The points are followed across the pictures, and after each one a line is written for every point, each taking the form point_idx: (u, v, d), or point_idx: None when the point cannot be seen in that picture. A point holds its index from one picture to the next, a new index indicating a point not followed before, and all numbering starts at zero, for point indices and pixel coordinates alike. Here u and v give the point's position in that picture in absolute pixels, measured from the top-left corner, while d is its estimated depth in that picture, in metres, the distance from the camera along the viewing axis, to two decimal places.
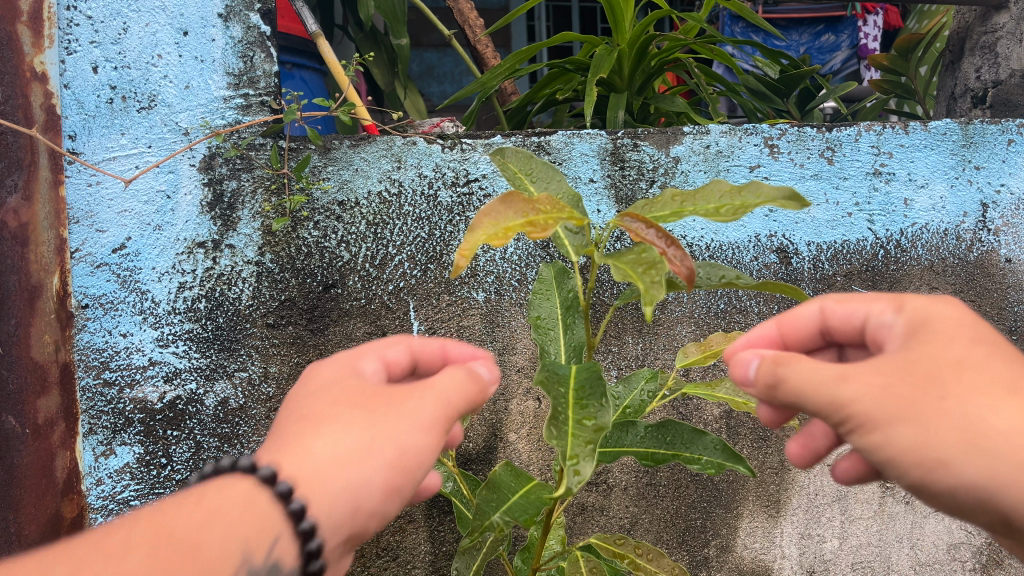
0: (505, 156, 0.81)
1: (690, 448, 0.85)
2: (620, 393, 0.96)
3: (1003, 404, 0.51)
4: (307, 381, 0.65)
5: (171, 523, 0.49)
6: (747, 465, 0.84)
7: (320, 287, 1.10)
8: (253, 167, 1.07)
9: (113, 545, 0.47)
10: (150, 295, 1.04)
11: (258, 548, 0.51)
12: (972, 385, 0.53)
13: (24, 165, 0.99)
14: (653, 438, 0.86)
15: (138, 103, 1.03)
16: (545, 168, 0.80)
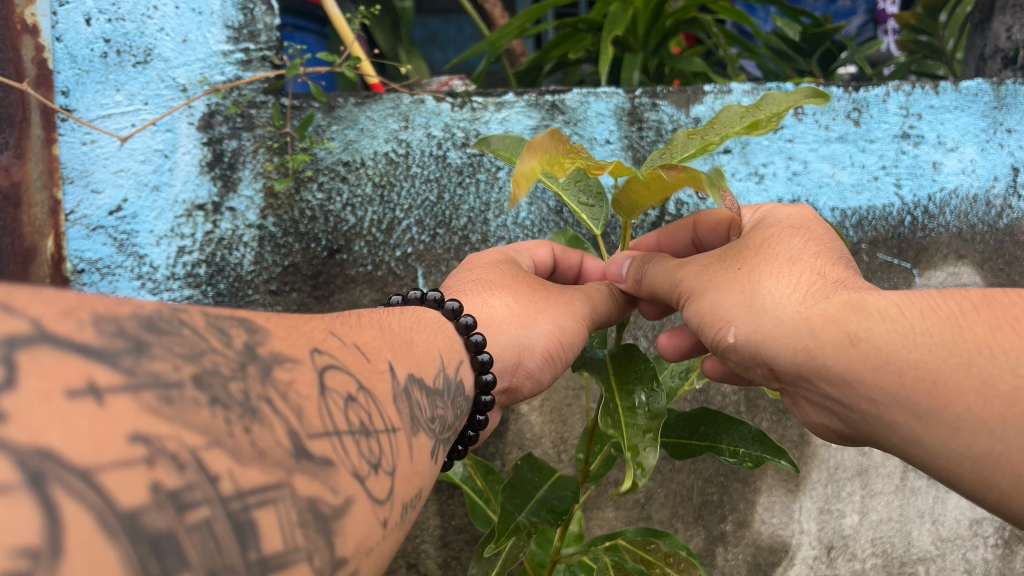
0: (491, 143, 0.72)
1: (725, 440, 0.87)
2: None
3: (790, 282, 0.63)
4: (473, 265, 0.82)
5: (358, 329, 0.53)
6: (788, 458, 0.85)
7: (324, 253, 1.05)
8: (254, 126, 1.02)
9: (316, 330, 0.47)
10: (148, 259, 1.00)
11: (431, 362, 0.58)
12: (768, 265, 0.65)
13: (14, 122, 0.92)
14: (686, 429, 0.90)
15: (133, 57, 0.98)
16: None
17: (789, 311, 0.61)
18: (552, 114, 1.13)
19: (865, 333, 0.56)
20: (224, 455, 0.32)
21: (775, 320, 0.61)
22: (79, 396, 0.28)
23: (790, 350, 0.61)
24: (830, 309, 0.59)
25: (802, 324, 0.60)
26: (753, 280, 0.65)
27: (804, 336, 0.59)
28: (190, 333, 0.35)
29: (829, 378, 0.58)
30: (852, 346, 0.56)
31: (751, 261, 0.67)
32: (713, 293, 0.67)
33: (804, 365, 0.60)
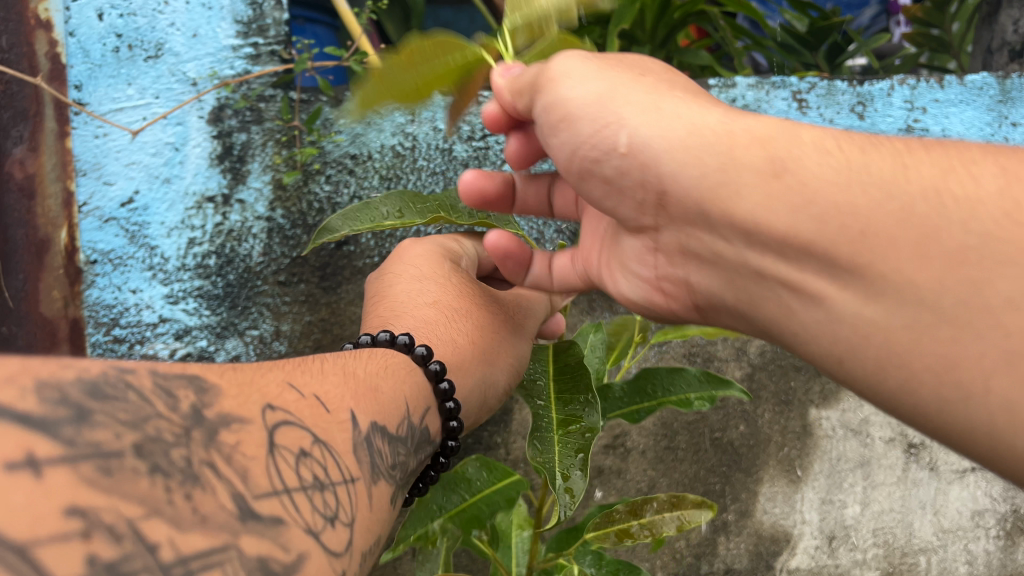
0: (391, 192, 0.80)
1: (675, 393, 0.93)
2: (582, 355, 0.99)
3: (714, 104, 0.55)
4: (423, 272, 0.82)
5: (321, 377, 0.56)
6: (735, 388, 0.93)
7: (332, 244, 1.07)
8: (263, 119, 1.04)
9: (273, 382, 0.50)
10: (160, 251, 1.02)
11: (395, 410, 0.61)
12: (674, 85, 0.57)
13: (30, 116, 0.98)
14: (635, 394, 0.93)
15: (145, 52, 1.00)
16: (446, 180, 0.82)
17: (709, 124, 0.52)
18: None
19: (798, 162, 0.49)
20: (163, 524, 0.35)
21: (688, 129, 0.52)
22: (18, 469, 0.31)
23: (695, 168, 0.52)
24: (756, 130, 0.52)
25: (722, 138, 0.51)
26: (667, 93, 0.56)
27: (718, 154, 0.51)
28: (137, 394, 0.39)
29: (732, 212, 0.51)
30: (777, 175, 0.49)
31: (655, 73, 0.58)
32: (607, 84, 0.56)
33: (708, 186, 0.52)
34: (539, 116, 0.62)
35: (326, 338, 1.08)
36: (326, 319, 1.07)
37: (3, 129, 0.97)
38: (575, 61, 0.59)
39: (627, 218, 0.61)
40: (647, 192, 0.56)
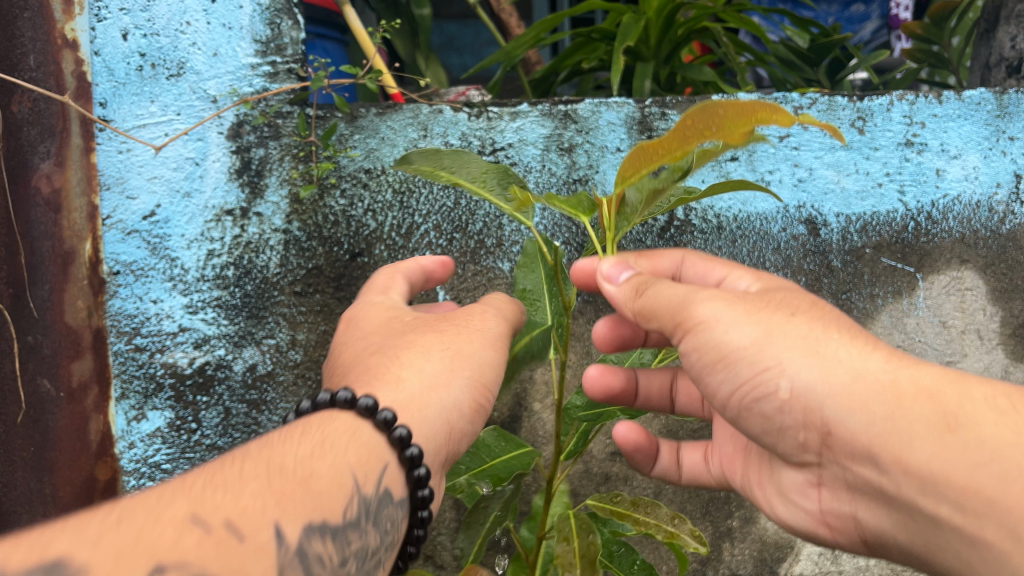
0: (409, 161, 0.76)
1: None
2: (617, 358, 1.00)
3: (864, 344, 0.65)
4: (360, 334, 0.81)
5: (239, 486, 0.55)
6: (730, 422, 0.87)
7: (346, 256, 1.10)
8: (280, 135, 1.07)
9: (169, 526, 0.50)
10: (180, 262, 1.05)
11: (332, 497, 0.60)
12: (831, 325, 0.66)
13: (57, 133, 1.01)
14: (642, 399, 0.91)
15: (167, 70, 1.03)
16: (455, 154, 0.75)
17: (871, 371, 0.62)
18: (565, 122, 1.17)
19: (969, 420, 0.59)
20: None
21: (853, 377, 0.62)
22: None
23: (863, 415, 0.62)
24: (920, 381, 0.61)
25: (888, 388, 0.61)
26: (816, 329, 0.65)
27: (890, 403, 0.61)
28: None
29: (909, 466, 0.60)
30: (952, 430, 0.59)
31: (806, 312, 0.67)
32: (764, 330, 0.66)
33: (875, 434, 0.62)
34: (689, 354, 0.70)
35: None
36: None
37: (31, 144, 1.00)
38: (718, 306, 0.68)
39: (786, 453, 0.72)
40: (810, 430, 0.67)
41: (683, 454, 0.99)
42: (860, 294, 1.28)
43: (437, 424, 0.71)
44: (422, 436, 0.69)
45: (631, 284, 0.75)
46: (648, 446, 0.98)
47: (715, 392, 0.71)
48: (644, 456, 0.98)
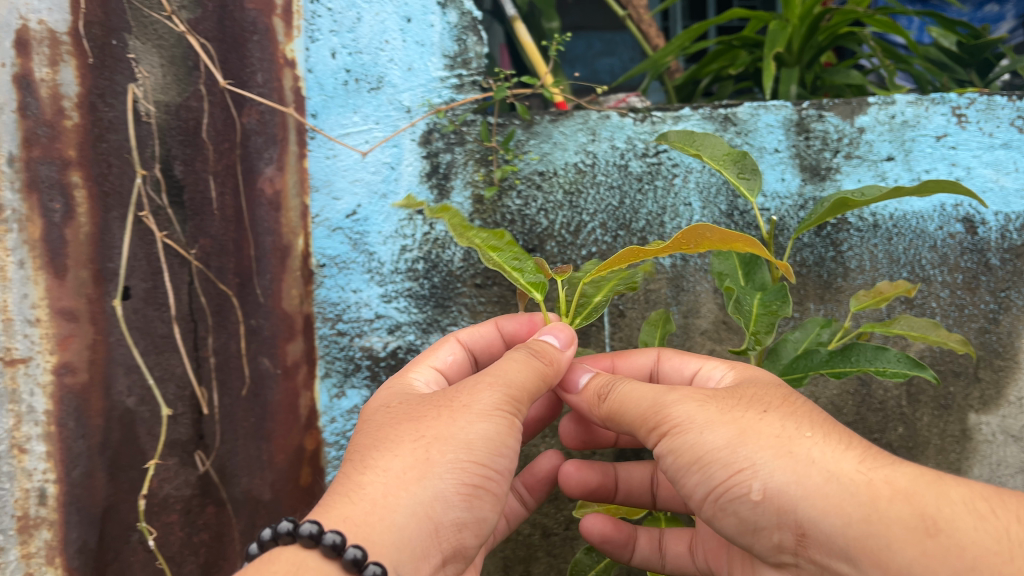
0: (666, 137, 0.96)
1: (874, 363, 0.86)
2: (797, 337, 0.98)
3: (838, 444, 0.68)
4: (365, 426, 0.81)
5: None
6: (931, 372, 0.85)
7: (521, 251, 1.19)
8: (465, 141, 1.17)
9: None
10: (377, 256, 1.17)
11: None
12: (802, 421, 0.70)
13: (278, 141, 1.15)
14: (838, 356, 0.87)
15: (368, 84, 1.16)
16: (706, 138, 0.94)
17: (844, 471, 0.65)
18: (725, 125, 1.24)
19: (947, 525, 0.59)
20: None
21: (826, 477, 0.64)
22: None
23: (838, 517, 0.62)
24: (893, 483, 0.63)
25: (862, 488, 0.63)
26: (790, 427, 0.69)
27: (865, 504, 0.62)
28: None
29: (888, 567, 0.59)
30: (930, 534, 0.59)
31: (778, 409, 0.72)
32: (738, 431, 0.69)
33: (851, 535, 0.61)
34: (664, 457, 0.74)
35: None
36: None
37: (257, 151, 1.14)
38: (690, 406, 0.73)
39: (762, 553, 0.71)
40: (785, 532, 0.67)
41: (666, 542, 0.97)
42: (1020, 292, 1.28)
43: (462, 486, 0.68)
44: (437, 506, 0.67)
45: (593, 389, 0.84)
46: (617, 536, 0.96)
47: (692, 494, 0.74)
48: (617, 546, 0.96)
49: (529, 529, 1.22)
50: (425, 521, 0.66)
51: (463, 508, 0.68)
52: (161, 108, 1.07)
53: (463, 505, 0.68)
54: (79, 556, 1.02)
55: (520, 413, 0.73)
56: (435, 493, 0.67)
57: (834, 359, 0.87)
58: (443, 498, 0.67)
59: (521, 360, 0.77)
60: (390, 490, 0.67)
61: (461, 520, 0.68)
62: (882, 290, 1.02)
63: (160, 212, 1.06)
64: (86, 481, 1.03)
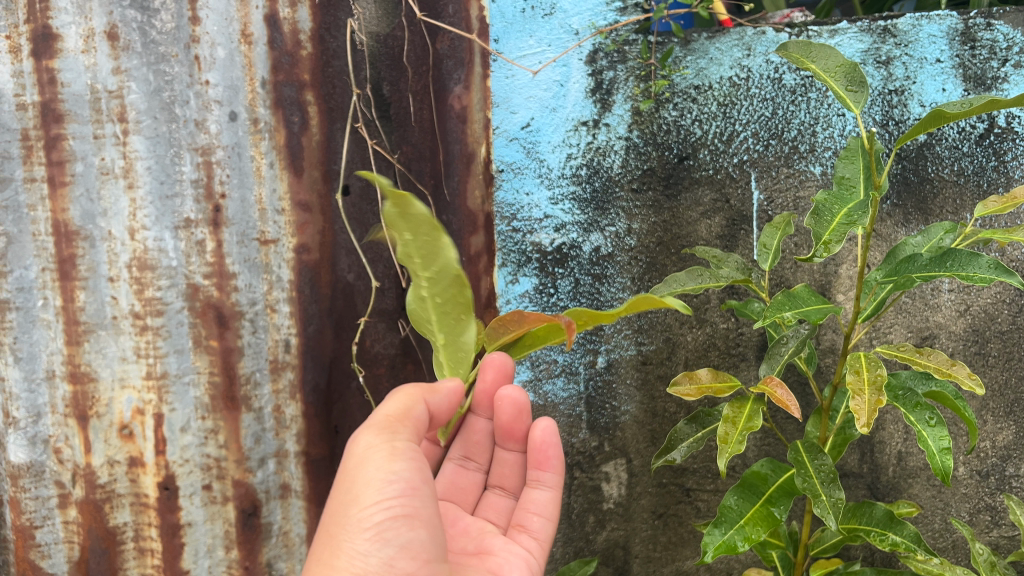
0: (786, 48, 1.01)
1: (965, 268, 0.90)
2: (918, 243, 1.03)
3: None
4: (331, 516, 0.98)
5: None
6: (1021, 279, 0.88)
7: (675, 159, 1.33)
8: (627, 59, 1.33)
9: None
10: (547, 162, 1.36)
11: None
12: None
13: (466, 63, 1.36)
14: (935, 262, 0.92)
15: (542, 11, 1.34)
16: (823, 48, 0.99)
17: None
18: (884, 37, 1.27)
19: None
20: None
21: None
22: None
23: None
24: None
25: None
26: None
27: None
28: None
29: None
30: None
31: None
32: None
33: None
34: None
35: (667, 236, 1.35)
36: (667, 220, 1.35)
37: (448, 73, 1.36)
38: None
39: None
40: None
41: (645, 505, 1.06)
42: None
43: (365, 532, 0.83)
44: (357, 561, 0.83)
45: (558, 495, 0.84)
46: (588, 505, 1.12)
47: None
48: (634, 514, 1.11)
49: (674, 407, 1.40)
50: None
51: (380, 545, 0.84)
52: (372, 37, 1.32)
53: (379, 541, 0.83)
54: (314, 393, 1.35)
55: (398, 436, 0.88)
56: (350, 553, 0.83)
57: (933, 264, 0.92)
58: (357, 552, 0.83)
59: (388, 405, 0.90)
60: (317, 574, 0.84)
61: (388, 554, 0.84)
62: (1014, 198, 1.06)
63: (371, 124, 1.32)
64: (318, 335, 1.34)
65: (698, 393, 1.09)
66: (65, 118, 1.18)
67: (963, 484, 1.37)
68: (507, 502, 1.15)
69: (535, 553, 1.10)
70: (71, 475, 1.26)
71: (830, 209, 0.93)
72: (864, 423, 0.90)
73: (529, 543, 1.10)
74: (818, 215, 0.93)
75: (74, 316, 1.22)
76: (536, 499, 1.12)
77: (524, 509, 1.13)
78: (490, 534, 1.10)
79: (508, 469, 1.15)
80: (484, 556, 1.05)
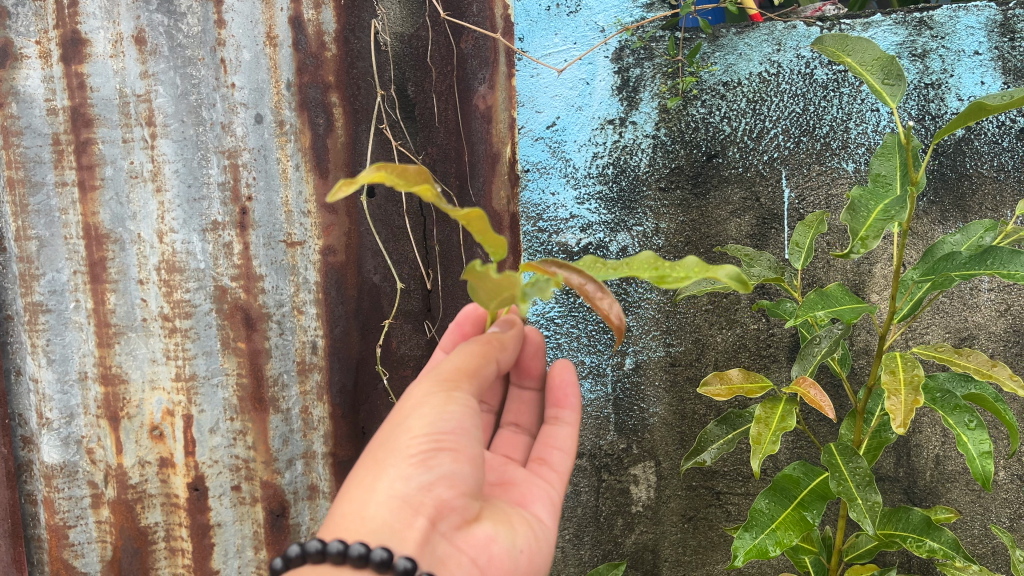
0: (822, 43, 0.97)
1: (1007, 265, 0.86)
2: (957, 241, 0.99)
3: None
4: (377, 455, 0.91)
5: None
6: None
7: (704, 157, 1.31)
8: (654, 56, 1.31)
9: None
10: (572, 162, 1.35)
11: None
12: None
13: (490, 63, 1.36)
14: (975, 260, 0.88)
15: (567, 8, 1.34)
16: (859, 41, 0.95)
17: None
18: (920, 30, 1.24)
19: None
20: None
21: None
22: None
23: None
24: None
25: None
26: None
27: None
28: None
29: None
30: None
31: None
32: None
33: None
34: None
35: (696, 235, 1.32)
36: (696, 219, 1.32)
37: (472, 72, 1.37)
38: None
39: None
40: None
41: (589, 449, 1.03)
42: None
43: (411, 457, 0.78)
44: (397, 486, 0.77)
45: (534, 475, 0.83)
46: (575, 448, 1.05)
47: None
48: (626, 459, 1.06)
49: (704, 409, 1.37)
50: (389, 505, 0.77)
51: (423, 472, 0.78)
52: (398, 37, 1.33)
53: (423, 468, 0.78)
54: (340, 395, 1.34)
55: (460, 386, 0.84)
56: (392, 477, 0.78)
57: (972, 263, 0.88)
58: (400, 476, 0.77)
59: (465, 350, 0.86)
60: (355, 500, 0.78)
61: (427, 481, 0.78)
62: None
63: (395, 125, 1.32)
64: (345, 337, 1.33)
65: (729, 393, 1.07)
66: (94, 122, 1.20)
67: (1002, 489, 1.33)
68: (523, 440, 1.06)
69: (557, 485, 1.00)
70: (103, 475, 1.27)
71: (866, 204, 0.89)
72: (900, 424, 0.87)
73: (550, 476, 1.00)
74: (854, 211, 0.88)
75: (105, 318, 1.24)
76: (556, 434, 1.03)
77: (544, 443, 1.03)
78: (513, 465, 1.00)
79: (523, 408, 1.08)
80: (506, 488, 0.96)
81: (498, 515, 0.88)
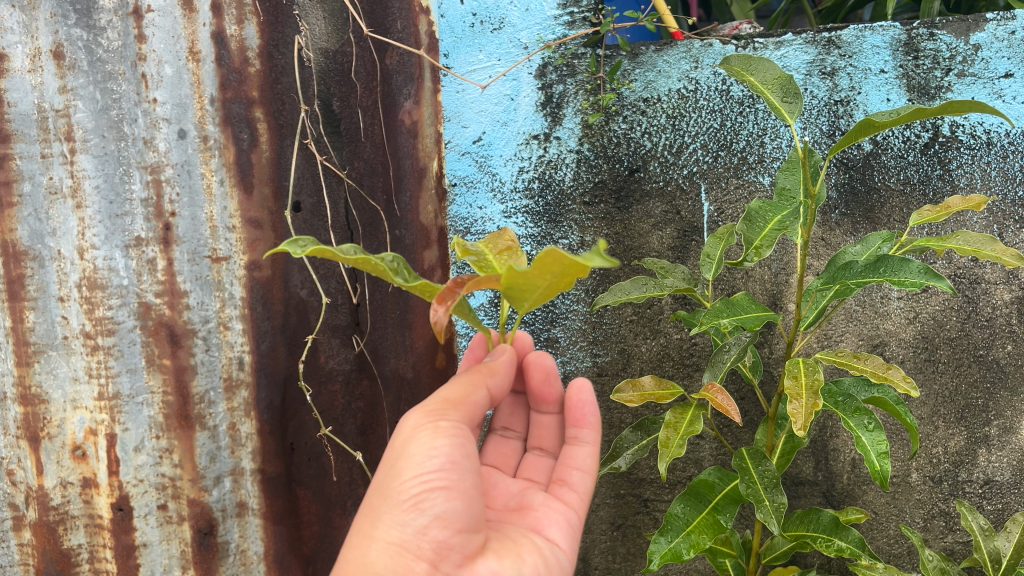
0: (728, 61, 1.00)
1: (896, 274, 0.90)
2: (857, 252, 1.04)
3: None
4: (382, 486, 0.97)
5: None
6: (947, 283, 0.88)
7: (626, 172, 1.34)
8: (576, 72, 1.33)
9: None
10: (498, 176, 1.38)
11: None
12: None
13: (415, 79, 1.40)
14: (869, 269, 0.92)
15: (491, 25, 1.36)
16: (761, 61, 0.98)
17: None
18: (829, 48, 1.29)
19: None
20: None
21: None
22: None
23: None
24: None
25: None
26: None
27: None
28: None
29: None
30: None
31: None
32: None
33: None
34: None
35: (620, 247, 1.35)
36: (620, 232, 1.35)
37: (397, 88, 1.41)
38: None
39: None
40: None
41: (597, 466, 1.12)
42: None
43: (405, 504, 0.85)
44: (395, 534, 0.85)
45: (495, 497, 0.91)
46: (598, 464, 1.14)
47: None
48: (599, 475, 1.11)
49: (631, 418, 1.40)
50: (390, 551, 0.85)
51: (418, 515, 0.85)
52: (321, 53, 1.35)
53: (415, 512, 0.85)
54: (268, 411, 1.32)
55: (446, 416, 0.88)
56: (389, 524, 0.85)
57: (868, 271, 0.92)
58: (396, 523, 0.85)
59: (461, 380, 0.93)
60: (356, 548, 0.86)
61: (425, 524, 0.85)
62: (947, 206, 1.06)
63: (319, 140, 1.34)
64: (272, 352, 1.32)
65: (641, 400, 1.08)
66: (12, 137, 1.18)
67: (916, 490, 1.37)
68: (546, 463, 1.15)
69: (573, 505, 1.08)
70: (24, 496, 1.27)
71: (764, 215, 0.95)
72: (801, 427, 0.90)
73: (569, 498, 1.09)
74: (751, 222, 0.96)
75: (23, 337, 1.21)
76: (575, 454, 1.11)
77: (564, 464, 1.11)
78: (532, 491, 1.09)
79: (546, 432, 1.16)
80: (523, 512, 1.06)
81: (501, 544, 0.95)
